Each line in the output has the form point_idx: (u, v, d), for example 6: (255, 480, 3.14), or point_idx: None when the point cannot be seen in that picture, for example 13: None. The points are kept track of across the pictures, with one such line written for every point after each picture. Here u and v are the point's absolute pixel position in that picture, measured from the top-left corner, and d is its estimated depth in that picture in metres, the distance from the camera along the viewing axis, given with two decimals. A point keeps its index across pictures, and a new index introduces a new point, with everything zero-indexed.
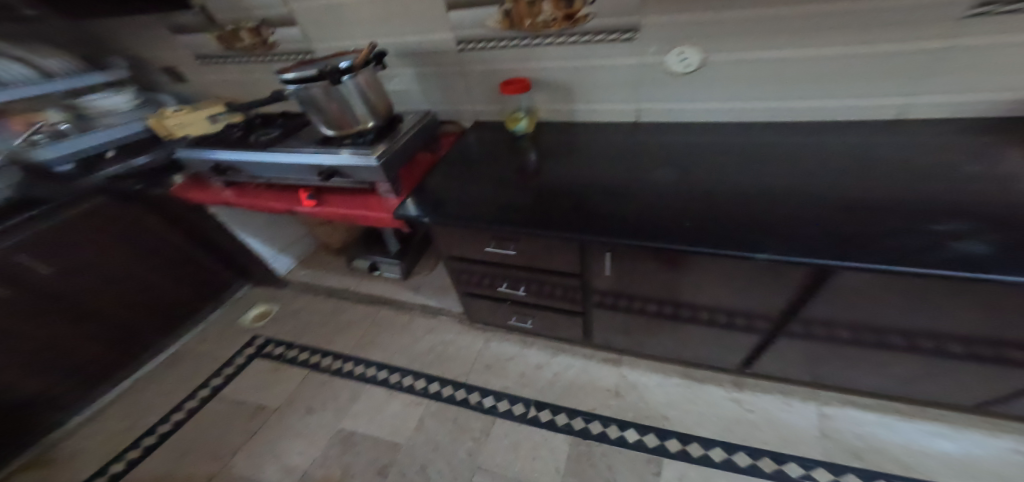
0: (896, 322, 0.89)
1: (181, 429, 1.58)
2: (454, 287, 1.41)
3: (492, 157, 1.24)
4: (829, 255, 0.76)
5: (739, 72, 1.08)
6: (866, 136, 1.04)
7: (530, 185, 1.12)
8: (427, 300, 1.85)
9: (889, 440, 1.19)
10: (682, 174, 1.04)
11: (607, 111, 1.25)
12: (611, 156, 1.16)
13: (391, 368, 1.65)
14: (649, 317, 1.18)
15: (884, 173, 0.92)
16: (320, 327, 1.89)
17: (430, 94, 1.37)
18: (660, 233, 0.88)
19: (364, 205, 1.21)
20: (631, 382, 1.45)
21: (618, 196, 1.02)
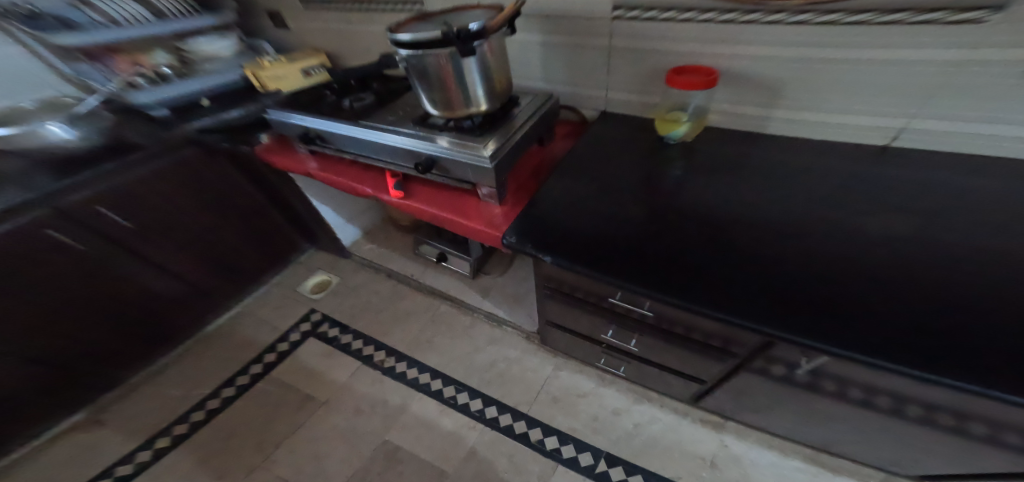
0: None
1: (230, 407, 1.47)
2: (545, 308, 1.20)
3: (631, 171, 0.98)
4: None
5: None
6: None
7: (691, 224, 0.86)
8: (494, 305, 1.64)
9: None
10: (935, 246, 0.74)
11: (863, 125, 0.90)
12: (820, 197, 0.86)
13: (446, 378, 1.46)
14: (805, 398, 0.90)
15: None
16: (373, 313, 1.72)
17: (559, 73, 1.11)
18: (913, 355, 0.62)
19: (459, 210, 1.02)
20: (735, 454, 1.19)
21: (830, 270, 0.74)
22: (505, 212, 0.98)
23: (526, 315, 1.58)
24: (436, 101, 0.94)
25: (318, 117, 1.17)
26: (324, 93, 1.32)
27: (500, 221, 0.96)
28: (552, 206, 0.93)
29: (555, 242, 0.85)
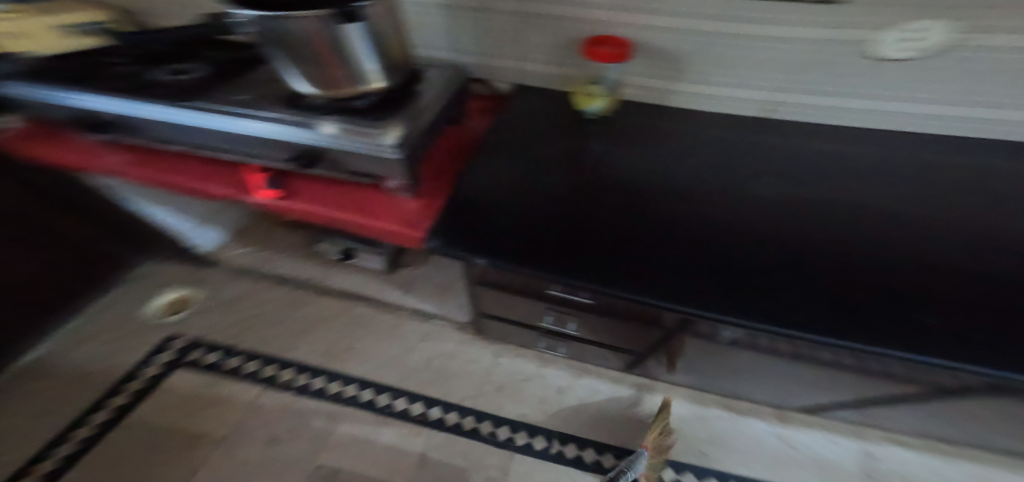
0: None
1: (86, 469, 1.18)
2: (477, 303, 1.15)
3: (557, 149, 0.91)
4: (968, 357, 0.57)
5: (978, 71, 0.76)
6: None
7: (614, 207, 0.81)
8: (421, 299, 1.53)
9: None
10: (833, 213, 0.78)
11: (751, 96, 0.94)
12: (733, 170, 0.88)
13: (377, 386, 1.35)
14: (730, 358, 0.94)
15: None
16: (270, 327, 1.49)
17: (469, 43, 0.99)
18: (812, 318, 0.64)
19: (357, 207, 0.87)
20: (668, 412, 1.31)
21: (746, 243, 0.75)
22: (423, 206, 0.86)
23: (457, 305, 1.51)
24: (313, 77, 0.76)
25: (132, 101, 0.91)
26: (126, 70, 1.02)
27: (419, 218, 0.83)
28: (470, 196, 0.83)
29: (473, 239, 0.75)
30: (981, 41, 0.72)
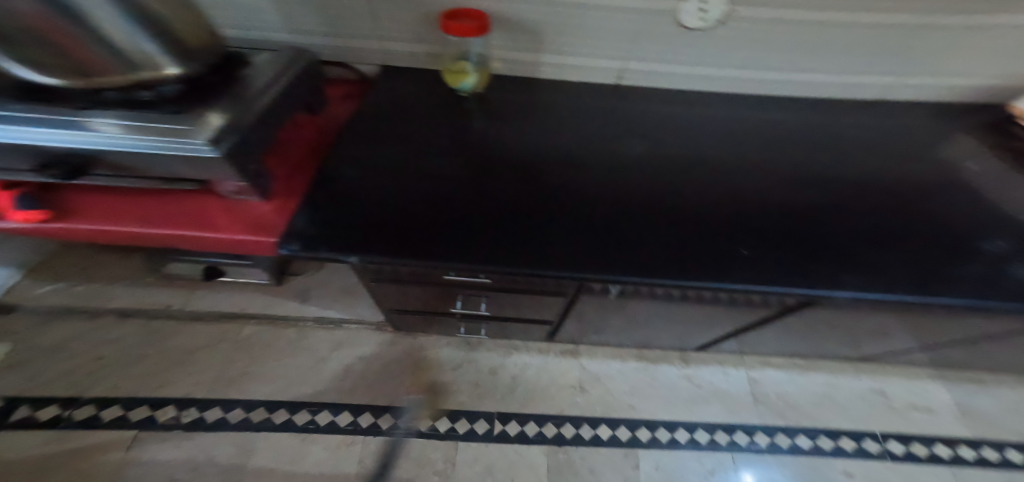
0: (866, 327, 0.93)
1: None
2: (385, 300, 1.11)
3: (433, 128, 0.88)
4: (789, 282, 0.68)
5: (756, 39, 0.91)
6: (862, 119, 0.99)
7: (486, 181, 0.80)
8: (331, 307, 1.43)
9: (801, 397, 1.37)
10: (680, 168, 0.86)
11: (593, 66, 0.98)
12: (598, 135, 0.91)
13: (294, 404, 1.25)
14: (607, 309, 1.03)
15: (899, 176, 0.87)
16: (131, 364, 1.26)
17: (324, 23, 0.91)
18: (672, 266, 0.69)
19: (198, 218, 0.78)
20: (594, 373, 1.39)
21: (609, 203, 0.78)
22: (275, 208, 0.80)
23: (369, 306, 1.44)
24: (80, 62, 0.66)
25: None
26: None
27: (271, 220, 0.78)
28: (337, 186, 0.76)
29: (338, 232, 0.70)
30: (753, 13, 0.86)
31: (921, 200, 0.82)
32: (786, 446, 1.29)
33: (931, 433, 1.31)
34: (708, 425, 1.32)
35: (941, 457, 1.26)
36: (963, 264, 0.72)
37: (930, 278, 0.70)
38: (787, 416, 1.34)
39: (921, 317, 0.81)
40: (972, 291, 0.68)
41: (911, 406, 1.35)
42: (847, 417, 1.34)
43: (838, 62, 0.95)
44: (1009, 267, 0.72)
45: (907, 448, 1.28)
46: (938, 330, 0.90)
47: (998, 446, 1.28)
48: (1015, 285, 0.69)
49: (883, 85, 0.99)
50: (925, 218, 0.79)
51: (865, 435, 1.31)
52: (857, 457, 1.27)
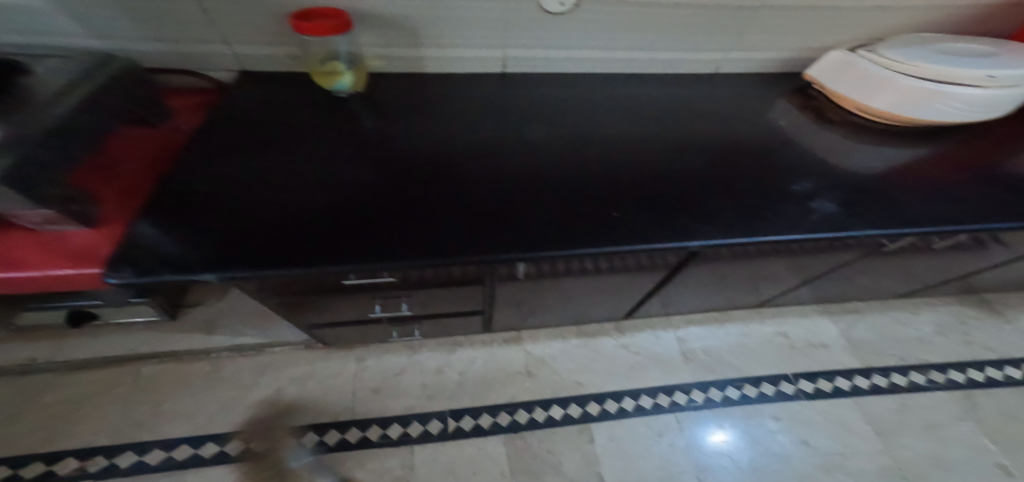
0: (749, 269, 1.04)
1: None
2: (303, 317, 1.09)
3: (309, 131, 0.87)
4: (644, 241, 0.77)
5: (617, 18, 0.95)
6: (723, 89, 1.07)
7: (360, 177, 0.81)
8: (258, 330, 1.37)
9: (725, 351, 1.48)
10: (548, 150, 0.93)
11: (478, 55, 0.99)
12: (474, 124, 0.95)
13: (225, 436, 1.19)
14: (508, 291, 1.07)
15: (737, 135, 0.97)
16: (20, 425, 1.15)
17: (180, 29, 0.85)
18: (543, 241, 0.76)
19: (10, 259, 0.73)
20: (539, 357, 1.43)
21: (480, 188, 0.84)
22: (98, 237, 0.75)
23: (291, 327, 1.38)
24: None
25: None
26: None
27: (96, 250, 0.74)
28: (202, 199, 0.73)
29: (195, 243, 0.67)
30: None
31: (753, 154, 0.92)
32: (717, 399, 1.38)
33: (836, 368, 1.45)
34: (649, 391, 1.39)
35: (846, 388, 1.40)
36: (782, 204, 0.82)
37: (766, 218, 0.80)
38: (715, 370, 1.44)
39: (774, 254, 0.94)
40: (786, 228, 0.78)
41: (816, 344, 1.50)
42: (767, 365, 1.45)
43: (692, 41, 1.02)
44: (815, 202, 0.82)
45: (818, 386, 1.41)
46: (801, 263, 1.02)
47: (889, 371, 1.43)
48: (821, 217, 0.79)
49: (733, 59, 1.07)
50: (753, 168, 0.89)
51: (783, 379, 1.43)
52: (780, 400, 1.38)
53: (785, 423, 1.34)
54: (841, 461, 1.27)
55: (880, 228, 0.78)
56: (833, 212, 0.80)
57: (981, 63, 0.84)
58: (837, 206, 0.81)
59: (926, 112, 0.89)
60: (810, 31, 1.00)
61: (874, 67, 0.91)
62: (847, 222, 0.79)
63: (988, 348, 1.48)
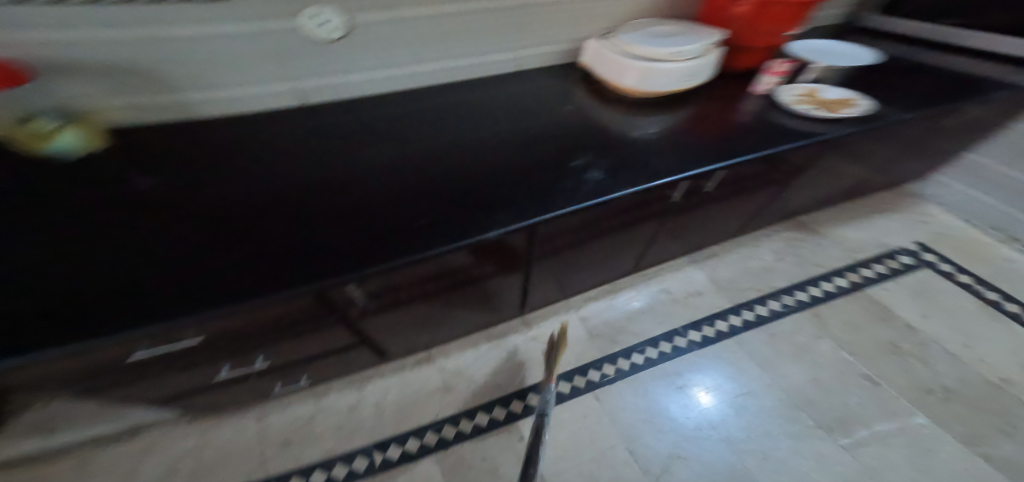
0: (583, 252, 1.13)
1: None
2: (144, 397, 0.96)
3: (47, 200, 0.73)
4: (455, 239, 0.77)
5: (393, 34, 0.97)
6: (520, 89, 1.14)
7: (116, 234, 0.70)
8: (114, 418, 1.11)
9: (627, 321, 1.40)
10: (344, 171, 0.89)
11: (268, 91, 0.95)
12: (261, 157, 0.89)
13: None
14: (349, 327, 1.01)
15: (526, 130, 1.04)
16: None
17: None
18: (346, 264, 0.71)
19: None
20: (454, 369, 1.34)
21: (260, 222, 0.76)
22: None
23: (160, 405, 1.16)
24: None
25: None
26: None
27: None
28: None
29: None
30: (367, 16, 0.92)
31: (540, 146, 1.00)
32: (625, 369, 1.29)
33: (714, 311, 1.42)
34: (566, 376, 1.27)
35: (732, 327, 1.37)
36: (562, 181, 0.92)
37: (553, 197, 0.88)
38: (618, 341, 1.35)
39: (593, 227, 1.01)
40: (566, 201, 0.87)
41: (690, 294, 1.47)
42: (663, 323, 1.40)
43: (478, 46, 1.07)
44: (588, 176, 0.92)
45: (705, 332, 1.36)
46: (622, 232, 1.13)
47: (781, 294, 1.44)
48: (592, 186, 0.90)
49: (520, 60, 1.15)
50: (538, 157, 0.97)
51: (674, 334, 1.36)
52: (686, 352, 1.31)
53: (698, 375, 1.26)
54: (755, 400, 1.20)
55: (634, 185, 0.90)
56: (603, 180, 0.92)
57: (677, 40, 0.95)
58: (606, 174, 0.92)
59: (648, 86, 0.99)
60: (569, 27, 1.11)
61: (607, 53, 1.02)
62: (615, 185, 0.90)
63: (817, 263, 1.51)
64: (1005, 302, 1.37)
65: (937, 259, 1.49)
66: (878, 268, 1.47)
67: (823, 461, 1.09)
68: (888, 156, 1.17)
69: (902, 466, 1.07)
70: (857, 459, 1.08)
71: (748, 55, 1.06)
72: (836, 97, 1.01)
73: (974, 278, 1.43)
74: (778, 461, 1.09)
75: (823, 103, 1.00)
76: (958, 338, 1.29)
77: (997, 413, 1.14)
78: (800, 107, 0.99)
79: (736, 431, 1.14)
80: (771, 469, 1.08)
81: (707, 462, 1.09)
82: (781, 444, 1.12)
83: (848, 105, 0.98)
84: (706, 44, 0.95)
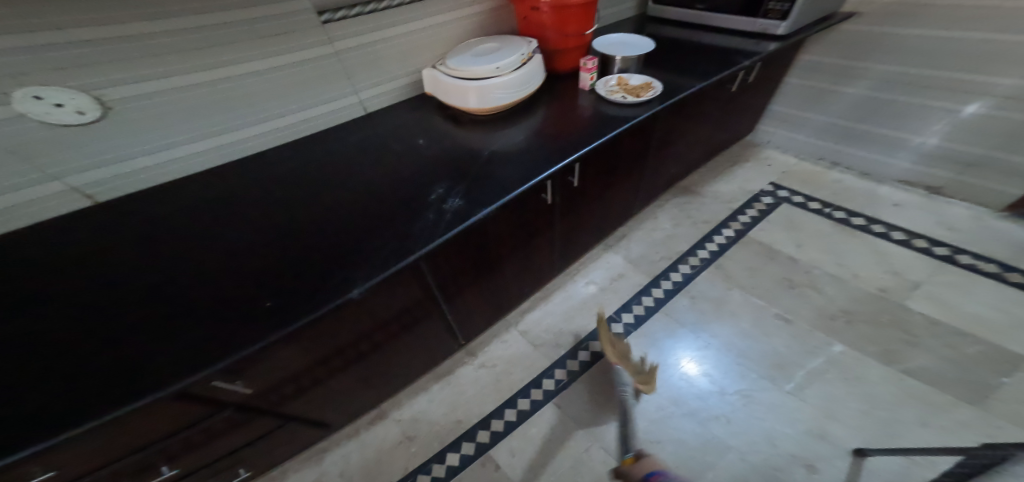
0: (496, 276, 1.03)
1: None
2: None
3: None
4: (284, 321, 0.64)
5: (175, 107, 0.80)
6: (373, 131, 1.01)
7: None
8: None
9: (566, 321, 1.14)
10: (151, 257, 0.74)
11: (30, 200, 0.76)
12: (41, 265, 0.72)
13: None
14: (228, 439, 0.78)
15: (385, 165, 0.92)
16: None
17: None
18: (137, 383, 0.57)
19: None
20: (413, 414, 1.03)
21: (28, 354, 0.60)
22: None
23: None
24: None
25: None
26: None
27: None
28: None
29: None
30: (126, 90, 0.75)
31: (396, 179, 0.89)
32: (576, 371, 1.05)
33: (635, 290, 1.12)
34: (522, 393, 1.03)
35: (659, 300, 1.08)
36: (421, 218, 0.80)
37: (413, 239, 0.77)
38: (564, 344, 1.10)
39: (481, 248, 0.92)
40: (427, 239, 0.76)
41: (611, 279, 1.17)
42: (595, 314, 1.11)
43: (300, 98, 0.93)
44: (447, 204, 0.83)
45: (637, 312, 1.06)
46: (528, 244, 1.04)
47: (696, 250, 1.15)
48: (452, 216, 0.80)
49: (360, 102, 1.02)
50: (397, 193, 0.86)
51: (609, 322, 1.06)
52: (626, 337, 1.01)
53: (650, 353, 0.97)
54: (716, 356, 0.92)
55: (494, 203, 0.82)
56: (462, 207, 0.82)
57: (497, 56, 0.98)
58: (463, 200, 0.84)
59: (483, 103, 1.00)
60: (397, 63, 1.02)
61: (438, 80, 1.02)
62: (473, 208, 0.81)
63: (704, 222, 1.21)
64: (853, 219, 1.10)
65: (791, 193, 1.22)
66: (749, 214, 1.19)
67: (778, 410, 0.81)
68: (718, 117, 1.23)
69: (846, 398, 0.80)
70: (808, 404, 0.80)
71: (565, 57, 1.09)
72: (640, 82, 1.05)
73: (825, 204, 1.16)
74: (743, 422, 0.81)
75: (631, 90, 1.03)
76: (829, 261, 1.01)
77: (887, 324, 0.87)
78: (615, 96, 1.02)
79: (695, 400, 0.86)
80: (741, 431, 0.80)
81: (681, 440, 0.81)
82: (738, 404, 0.84)
83: (650, 87, 1.02)
84: (524, 53, 1.00)
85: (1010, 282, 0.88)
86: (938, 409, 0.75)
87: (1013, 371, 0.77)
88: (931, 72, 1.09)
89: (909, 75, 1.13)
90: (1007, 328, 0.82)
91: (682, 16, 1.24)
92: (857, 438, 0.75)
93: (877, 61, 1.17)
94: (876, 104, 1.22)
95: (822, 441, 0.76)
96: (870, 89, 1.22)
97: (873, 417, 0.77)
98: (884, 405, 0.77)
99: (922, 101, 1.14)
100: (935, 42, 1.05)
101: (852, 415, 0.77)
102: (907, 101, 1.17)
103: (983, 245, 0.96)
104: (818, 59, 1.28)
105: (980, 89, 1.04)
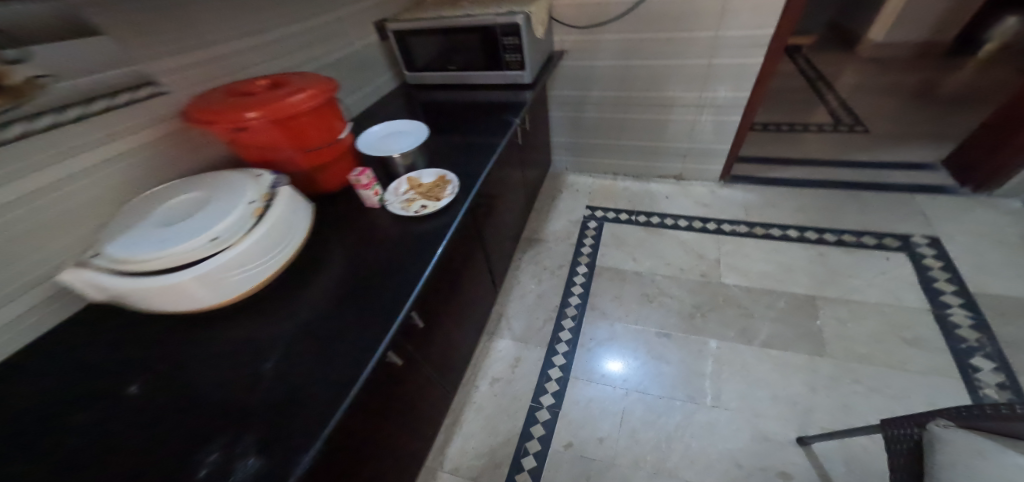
0: (400, 459, 0.74)
1: None
2: None
3: None
4: None
5: None
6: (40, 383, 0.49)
7: None
8: None
9: (491, 431, 0.95)
10: None
11: None
12: None
13: None
14: None
15: (60, 449, 0.42)
16: None
17: None
18: None
19: None
20: None
21: None
22: None
23: None
24: None
25: None
26: None
27: None
28: None
29: None
30: None
31: (90, 473, 0.41)
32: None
33: (539, 367, 1.04)
34: None
35: (565, 366, 1.03)
36: None
37: None
38: (501, 461, 0.91)
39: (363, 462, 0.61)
40: None
41: (512, 367, 1.05)
42: (515, 411, 0.97)
43: None
44: (231, 475, 0.41)
45: (552, 389, 0.99)
46: (423, 405, 0.79)
47: (567, 296, 1.15)
48: None
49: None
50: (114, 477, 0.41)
51: (533, 412, 0.96)
52: (558, 420, 0.94)
53: (588, 427, 0.92)
54: (639, 396, 0.95)
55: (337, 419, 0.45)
56: (267, 468, 0.42)
57: (200, 220, 0.49)
58: (267, 449, 0.43)
59: (209, 296, 0.51)
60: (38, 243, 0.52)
61: (98, 293, 0.49)
62: (291, 457, 0.42)
63: (558, 266, 1.23)
64: (652, 219, 1.30)
65: (605, 211, 1.36)
66: (588, 243, 1.27)
67: (717, 427, 0.87)
68: (521, 164, 1.20)
69: (754, 390, 0.91)
70: (729, 408, 0.89)
71: (330, 173, 0.69)
72: (431, 177, 0.76)
73: (630, 213, 1.34)
74: (700, 451, 0.85)
75: (427, 191, 0.72)
76: (659, 266, 1.17)
77: (725, 305, 1.05)
78: (415, 209, 0.69)
79: (647, 449, 0.87)
80: (705, 466, 0.83)
81: None
82: (684, 434, 0.88)
83: (445, 181, 0.74)
84: (253, 200, 0.53)
85: (758, 235, 1.20)
86: (809, 371, 0.91)
87: (818, 311, 1.00)
88: (635, 93, 1.34)
89: (620, 98, 1.37)
90: (781, 274, 1.09)
91: (443, 79, 1.11)
92: (792, 427, 0.85)
93: (594, 89, 1.37)
94: (616, 123, 1.44)
95: (768, 441, 0.84)
96: (602, 112, 1.43)
97: (781, 401, 0.89)
98: (778, 384, 0.91)
99: (636, 115, 1.40)
100: (623, 70, 1.29)
101: (768, 406, 0.88)
102: (632, 117, 1.41)
103: (730, 212, 1.28)
104: (559, 92, 1.42)
105: (667, 102, 1.33)
